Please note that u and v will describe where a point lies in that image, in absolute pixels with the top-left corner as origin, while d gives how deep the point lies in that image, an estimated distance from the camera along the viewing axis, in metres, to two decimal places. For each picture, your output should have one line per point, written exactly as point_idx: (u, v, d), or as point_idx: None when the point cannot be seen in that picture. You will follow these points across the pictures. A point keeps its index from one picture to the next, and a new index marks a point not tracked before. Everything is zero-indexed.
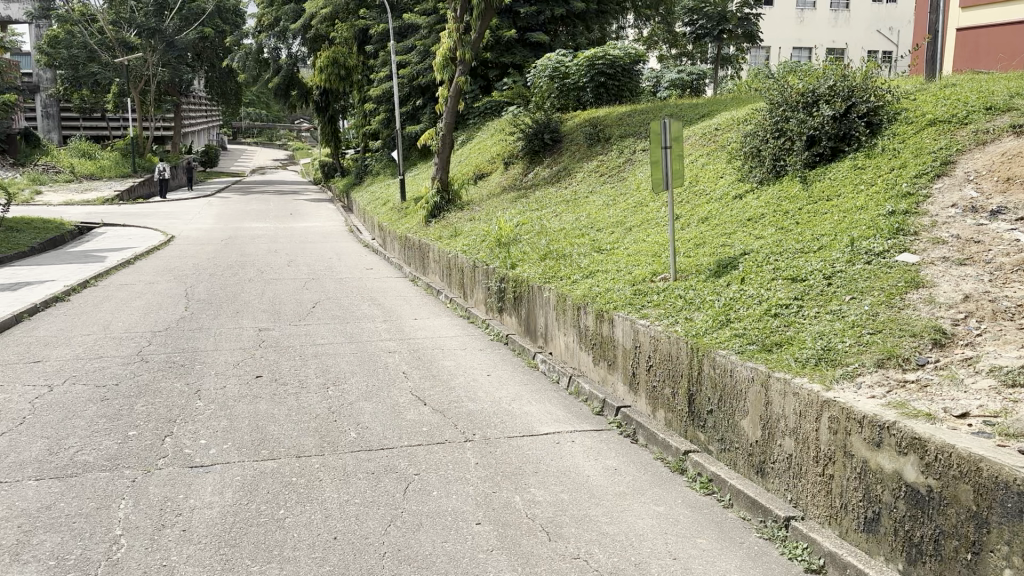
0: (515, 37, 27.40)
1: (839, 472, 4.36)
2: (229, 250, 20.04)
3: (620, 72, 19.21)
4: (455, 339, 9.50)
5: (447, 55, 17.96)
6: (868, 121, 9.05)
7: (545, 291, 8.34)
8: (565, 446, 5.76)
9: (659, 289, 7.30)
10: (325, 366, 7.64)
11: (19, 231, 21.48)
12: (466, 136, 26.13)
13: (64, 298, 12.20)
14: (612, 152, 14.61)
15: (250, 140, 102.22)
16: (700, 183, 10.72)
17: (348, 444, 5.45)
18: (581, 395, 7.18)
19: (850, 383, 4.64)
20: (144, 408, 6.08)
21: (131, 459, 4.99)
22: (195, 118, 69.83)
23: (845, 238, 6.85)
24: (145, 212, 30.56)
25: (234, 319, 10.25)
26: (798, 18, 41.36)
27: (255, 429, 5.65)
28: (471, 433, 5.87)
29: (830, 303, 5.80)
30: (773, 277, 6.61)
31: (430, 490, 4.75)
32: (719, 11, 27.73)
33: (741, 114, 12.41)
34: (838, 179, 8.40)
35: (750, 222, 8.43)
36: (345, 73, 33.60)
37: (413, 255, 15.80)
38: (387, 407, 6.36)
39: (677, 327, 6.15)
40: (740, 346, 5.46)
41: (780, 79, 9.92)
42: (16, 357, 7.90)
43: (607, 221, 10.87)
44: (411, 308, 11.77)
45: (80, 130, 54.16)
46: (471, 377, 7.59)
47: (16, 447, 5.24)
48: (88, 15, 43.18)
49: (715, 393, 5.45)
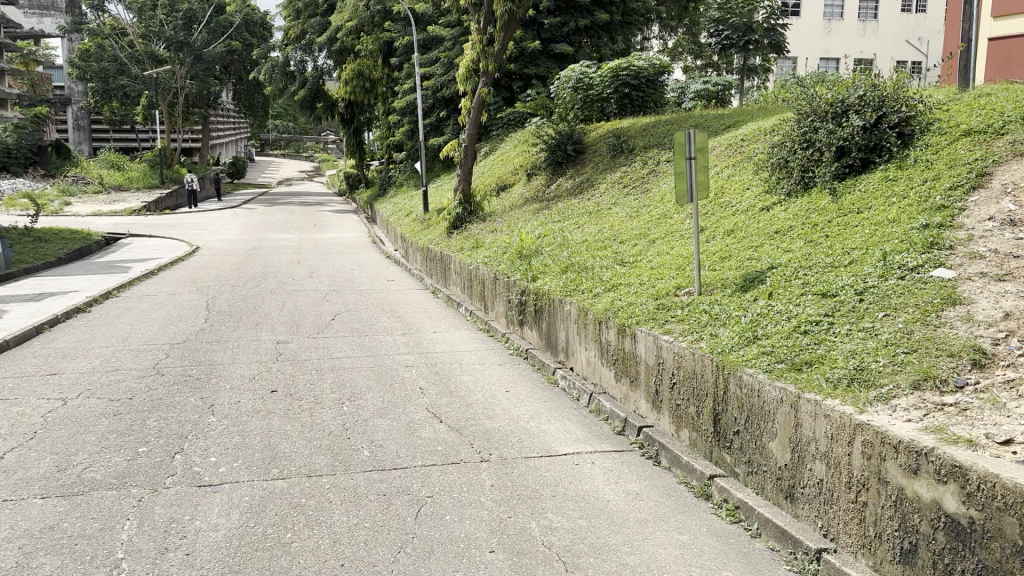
0: (540, 48, 27.37)
1: (873, 500, 4.14)
2: (253, 260, 20.07)
3: (645, 83, 19.06)
4: (474, 353, 9.34)
5: (470, 67, 17.99)
6: (899, 132, 8.81)
7: (567, 304, 8.17)
8: (585, 468, 5.57)
9: (682, 303, 7.10)
10: (341, 381, 7.51)
11: (46, 242, 21.69)
12: (489, 147, 26.05)
13: (86, 309, 12.23)
14: (636, 164, 14.43)
15: (277, 152, 103.24)
16: (726, 195, 10.50)
17: (360, 463, 5.30)
18: (602, 413, 6.98)
19: (884, 406, 4.41)
20: (155, 423, 5.98)
21: (140, 477, 4.88)
22: (223, 129, 70.58)
23: (876, 252, 6.62)
24: (172, 222, 30.81)
25: (252, 332, 10.17)
26: (826, 29, 41.02)
27: (267, 447, 5.52)
28: (487, 453, 5.71)
29: (863, 320, 5.57)
30: (802, 292, 6.39)
31: (443, 514, 4.59)
32: (744, 22, 27.53)
33: (768, 124, 12.19)
34: (868, 191, 8.17)
35: (778, 235, 8.21)
36: (370, 85, 33.62)
37: (434, 267, 15.71)
38: (402, 425, 6.22)
39: (702, 343, 5.95)
40: (768, 365, 5.25)
41: (808, 89, 9.69)
42: (33, 369, 7.86)
43: (630, 233, 10.69)
44: (430, 321, 11.64)
45: (110, 142, 54.92)
46: (489, 393, 7.41)
47: (25, 462, 5.15)
48: (118, 29, 43.82)
49: (741, 413, 5.24)
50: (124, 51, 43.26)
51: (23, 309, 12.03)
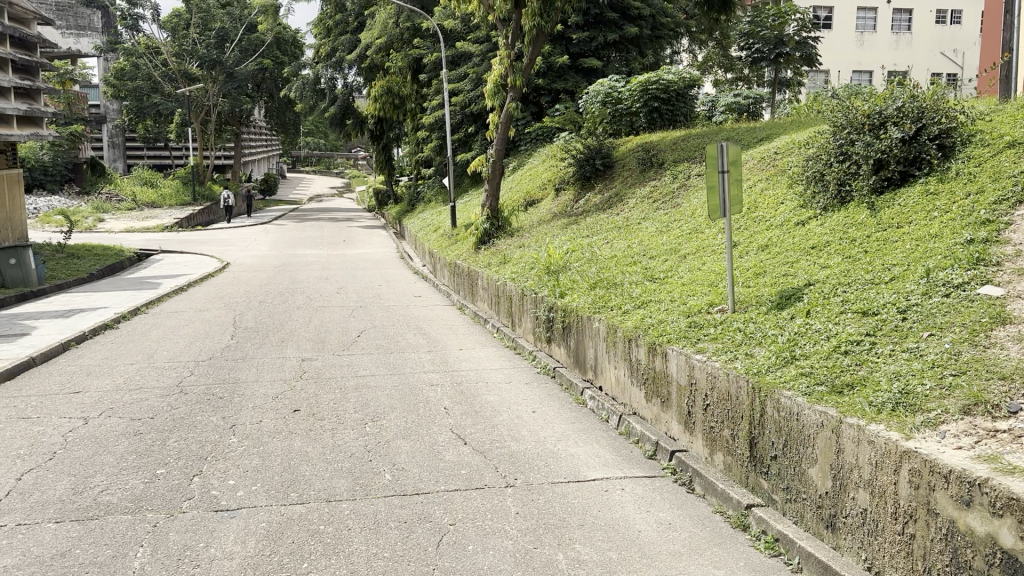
0: (568, 63, 27.31)
1: (923, 533, 3.89)
2: (281, 276, 20.07)
3: (674, 97, 18.84)
4: (500, 372, 9.15)
5: (498, 82, 17.84)
6: (940, 144, 8.55)
7: (595, 322, 7.98)
8: (615, 495, 5.35)
9: (715, 321, 6.87)
10: (365, 400, 7.36)
11: (79, 258, 21.92)
12: (516, 162, 25.93)
13: (114, 325, 12.25)
14: (666, 178, 14.22)
15: (308, 168, 104.37)
16: (759, 210, 10.25)
17: (383, 487, 5.15)
18: (632, 435, 6.75)
19: (933, 432, 4.16)
20: (175, 444, 5.87)
21: (157, 501, 4.77)
22: (255, 147, 71.50)
23: (919, 268, 6.36)
24: (204, 238, 31.10)
25: (278, 349, 10.08)
26: (858, 41, 40.55)
27: (287, 469, 5.38)
28: (512, 477, 5.52)
29: (907, 340, 5.31)
30: (842, 309, 6.14)
31: (467, 544, 4.41)
32: (775, 34, 27.20)
33: (801, 137, 11.92)
34: (909, 205, 7.89)
35: (815, 250, 7.96)
36: (398, 101, 33.38)
37: (462, 282, 15.57)
38: (426, 446, 6.05)
39: (738, 363, 5.71)
40: (807, 387, 5.00)
41: (844, 101, 9.45)
42: (57, 388, 7.82)
43: (661, 248, 10.48)
44: (457, 338, 11.50)
45: (144, 159, 55.77)
46: (515, 414, 7.22)
47: (41, 484, 5.06)
48: (153, 48, 44.50)
49: (779, 438, 5.02)
50: (158, 70, 43.91)
51: (53, 325, 12.10)
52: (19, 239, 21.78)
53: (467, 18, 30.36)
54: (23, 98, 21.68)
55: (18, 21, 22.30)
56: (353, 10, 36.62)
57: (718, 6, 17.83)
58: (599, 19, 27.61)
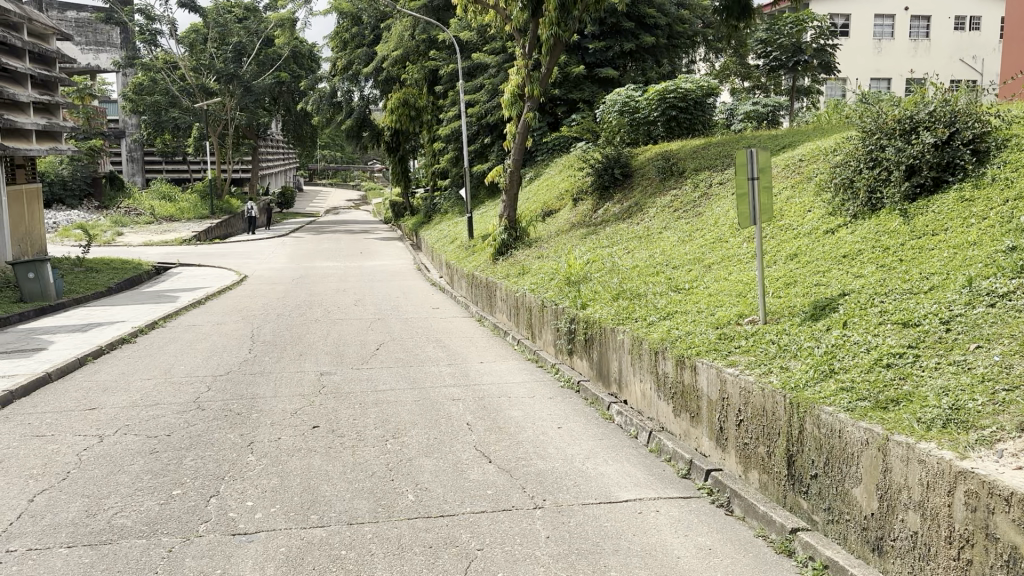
0: (584, 73, 27.17)
1: (981, 559, 3.65)
2: (299, 289, 19.95)
3: (693, 106, 18.60)
4: (523, 386, 8.92)
5: (515, 92, 17.72)
6: (974, 149, 8.31)
7: (620, 334, 7.77)
8: (650, 518, 5.12)
9: (746, 333, 6.63)
10: (385, 415, 7.18)
11: (97, 272, 21.95)
12: (533, 173, 25.79)
13: (132, 340, 12.15)
14: (687, 187, 13.99)
15: (326, 181, 104.86)
16: (785, 218, 10.00)
17: (406, 508, 4.95)
18: (663, 453, 6.50)
19: (990, 451, 3.91)
20: (192, 463, 5.70)
21: (172, 524, 4.60)
22: (272, 160, 71.90)
23: (959, 277, 6.11)
24: (221, 251, 31.19)
25: (296, 363, 9.92)
26: (876, 49, 40.20)
27: (306, 490, 5.20)
28: (541, 498, 5.31)
29: (953, 352, 5.07)
30: (881, 321, 5.90)
31: (496, 571, 4.20)
32: (793, 42, 27.17)
33: (827, 143, 11.67)
34: (944, 212, 7.63)
35: (847, 259, 7.72)
36: (415, 113, 33.68)
37: (480, 293, 15.39)
38: (450, 465, 5.86)
39: (773, 377, 5.48)
40: (849, 403, 4.77)
41: (873, 106, 9.20)
42: (73, 404, 7.68)
43: (684, 257, 10.25)
44: (477, 350, 11.32)
45: (162, 173, 56.17)
46: (540, 430, 7.01)
47: (54, 507, 4.90)
48: (170, 63, 44.72)
49: (820, 455, 4.78)
50: (176, 84, 44.17)
51: (70, 339, 12.00)
52: (38, 253, 21.84)
53: (483, 29, 30.27)
54: (43, 113, 21.78)
55: (38, 36, 22.41)
56: (369, 23, 36.60)
57: (737, 14, 17.54)
58: (615, 28, 27.44)
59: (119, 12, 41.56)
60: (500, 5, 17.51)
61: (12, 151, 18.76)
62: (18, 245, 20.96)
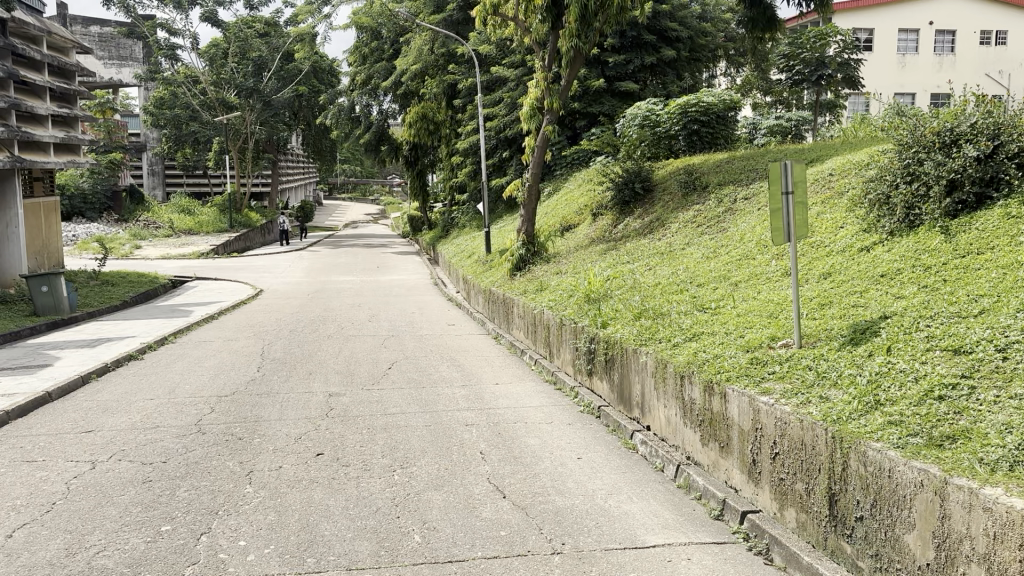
0: (604, 87, 26.76)
1: None
2: (314, 304, 19.62)
3: (715, 119, 18.11)
4: (540, 411, 8.49)
5: (535, 105, 17.23)
6: (1019, 164, 7.84)
7: (642, 355, 7.36)
8: (680, 568, 4.67)
9: (780, 357, 6.18)
10: (394, 444, 6.77)
11: (113, 285, 21.78)
12: (551, 187, 25.44)
13: (138, 356, 11.82)
14: (710, 202, 13.54)
15: (345, 195, 105.53)
16: (817, 234, 9.55)
17: (410, 552, 4.55)
18: (692, 490, 6.04)
19: None
20: (185, 494, 5.34)
21: (157, 566, 4.24)
22: (292, 176, 72.19)
23: (1012, 300, 5.65)
24: (239, 265, 30.99)
25: (305, 383, 9.57)
26: (901, 62, 39.53)
27: (304, 528, 4.81)
28: (559, 541, 4.90)
29: (1013, 384, 4.59)
30: (929, 347, 5.43)
31: None
32: (816, 56, 26.29)
33: (859, 157, 11.22)
34: (988, 230, 7.17)
35: (885, 278, 7.27)
36: (433, 127, 34.28)
37: (497, 310, 15.00)
38: (460, 500, 5.46)
39: (813, 408, 5.02)
40: (899, 439, 4.32)
41: (909, 119, 8.72)
42: (69, 426, 7.36)
43: (710, 274, 9.81)
44: (493, 370, 10.90)
45: (183, 185, 56.53)
46: (558, 461, 6.60)
47: (33, 544, 4.54)
48: (191, 77, 44.76)
49: (867, 496, 4.32)
50: (196, 99, 44.24)
51: (78, 355, 11.73)
52: (55, 265, 21.84)
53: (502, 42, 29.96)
54: (61, 125, 21.70)
55: (57, 49, 22.33)
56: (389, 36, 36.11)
57: (762, 25, 16.97)
58: (636, 42, 27.04)
59: (141, 27, 41.64)
60: (519, 17, 17.12)
61: (29, 163, 18.55)
62: (35, 257, 20.89)
